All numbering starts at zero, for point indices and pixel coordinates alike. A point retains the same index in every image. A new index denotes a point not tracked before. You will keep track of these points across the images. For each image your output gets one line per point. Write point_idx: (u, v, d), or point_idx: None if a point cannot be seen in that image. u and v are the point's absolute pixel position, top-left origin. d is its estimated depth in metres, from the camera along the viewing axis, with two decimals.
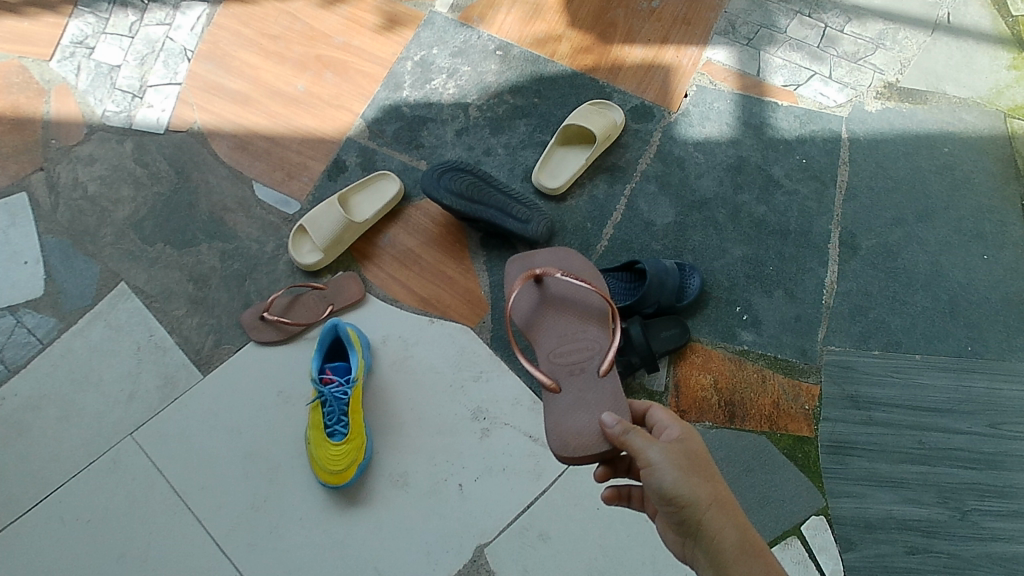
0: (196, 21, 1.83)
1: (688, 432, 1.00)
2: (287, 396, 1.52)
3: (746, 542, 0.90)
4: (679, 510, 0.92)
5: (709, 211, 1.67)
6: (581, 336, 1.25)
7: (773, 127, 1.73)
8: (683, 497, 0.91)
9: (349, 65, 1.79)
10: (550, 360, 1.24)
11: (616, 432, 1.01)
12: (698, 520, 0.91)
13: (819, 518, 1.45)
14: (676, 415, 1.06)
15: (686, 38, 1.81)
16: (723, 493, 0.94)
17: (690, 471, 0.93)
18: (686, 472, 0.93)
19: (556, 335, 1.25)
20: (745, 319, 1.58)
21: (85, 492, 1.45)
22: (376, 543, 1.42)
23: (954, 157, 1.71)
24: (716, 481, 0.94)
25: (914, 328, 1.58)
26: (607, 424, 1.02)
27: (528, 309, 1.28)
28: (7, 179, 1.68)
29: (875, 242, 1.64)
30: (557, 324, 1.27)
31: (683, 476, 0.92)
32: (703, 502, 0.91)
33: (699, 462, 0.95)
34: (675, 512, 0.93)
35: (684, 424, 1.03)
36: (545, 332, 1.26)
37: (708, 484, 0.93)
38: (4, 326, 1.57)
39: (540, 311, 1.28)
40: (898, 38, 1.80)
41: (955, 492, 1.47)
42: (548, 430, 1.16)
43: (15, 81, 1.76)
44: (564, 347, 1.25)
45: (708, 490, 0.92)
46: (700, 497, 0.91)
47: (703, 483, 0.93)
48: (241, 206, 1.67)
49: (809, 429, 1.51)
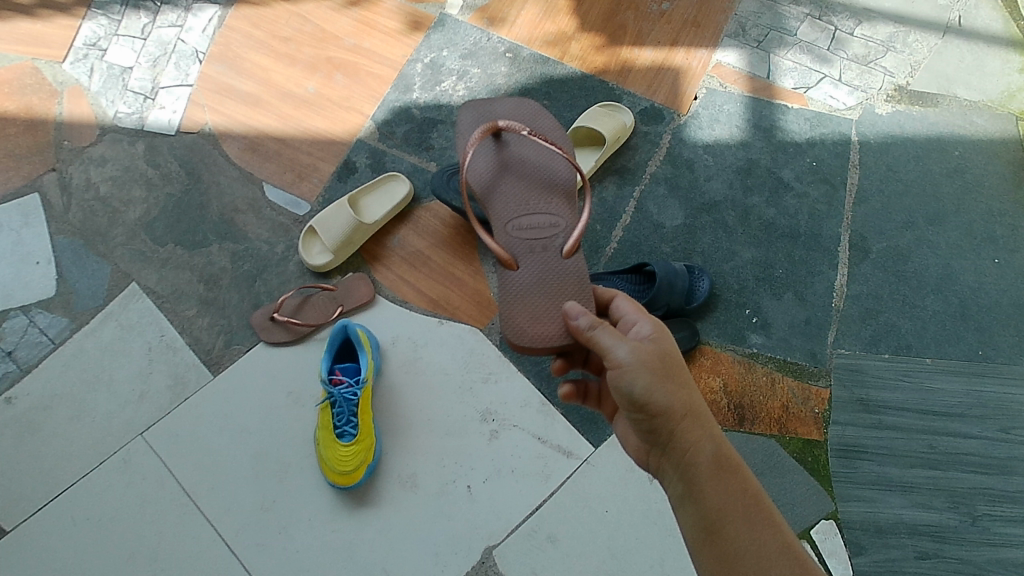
0: (208, 23, 1.84)
1: (661, 334, 1.03)
2: (296, 397, 1.53)
3: (718, 455, 0.95)
4: (650, 418, 0.97)
5: (719, 213, 1.67)
6: (540, 209, 1.25)
7: (783, 129, 1.73)
8: (657, 405, 0.95)
9: (359, 68, 1.80)
10: (507, 232, 1.23)
11: (582, 328, 1.02)
12: (672, 429, 0.96)
13: (829, 523, 1.45)
14: (642, 308, 1.10)
15: (696, 41, 1.81)
16: (694, 401, 0.98)
17: (663, 377, 0.97)
18: (660, 379, 0.96)
19: (516, 207, 1.25)
20: (755, 321, 1.58)
21: (96, 491, 1.46)
22: (385, 544, 1.43)
23: (965, 160, 1.70)
24: (688, 388, 0.98)
25: (924, 331, 1.57)
26: (574, 318, 1.03)
27: (494, 190, 1.27)
28: (20, 180, 1.69)
29: (886, 245, 1.64)
30: (514, 189, 1.27)
31: (655, 383, 0.96)
32: (676, 412, 0.96)
33: (673, 368, 0.99)
34: (646, 418, 0.97)
35: (652, 319, 1.07)
36: (501, 202, 1.26)
37: (681, 391, 0.97)
38: (16, 326, 1.58)
39: (505, 190, 1.27)
40: (909, 40, 1.80)
41: (966, 497, 1.46)
42: (503, 308, 1.17)
43: (28, 82, 1.77)
44: (524, 224, 1.24)
45: (681, 399, 0.96)
46: (674, 406, 0.96)
47: (676, 392, 0.96)
48: (251, 207, 1.68)
49: (819, 433, 1.50)
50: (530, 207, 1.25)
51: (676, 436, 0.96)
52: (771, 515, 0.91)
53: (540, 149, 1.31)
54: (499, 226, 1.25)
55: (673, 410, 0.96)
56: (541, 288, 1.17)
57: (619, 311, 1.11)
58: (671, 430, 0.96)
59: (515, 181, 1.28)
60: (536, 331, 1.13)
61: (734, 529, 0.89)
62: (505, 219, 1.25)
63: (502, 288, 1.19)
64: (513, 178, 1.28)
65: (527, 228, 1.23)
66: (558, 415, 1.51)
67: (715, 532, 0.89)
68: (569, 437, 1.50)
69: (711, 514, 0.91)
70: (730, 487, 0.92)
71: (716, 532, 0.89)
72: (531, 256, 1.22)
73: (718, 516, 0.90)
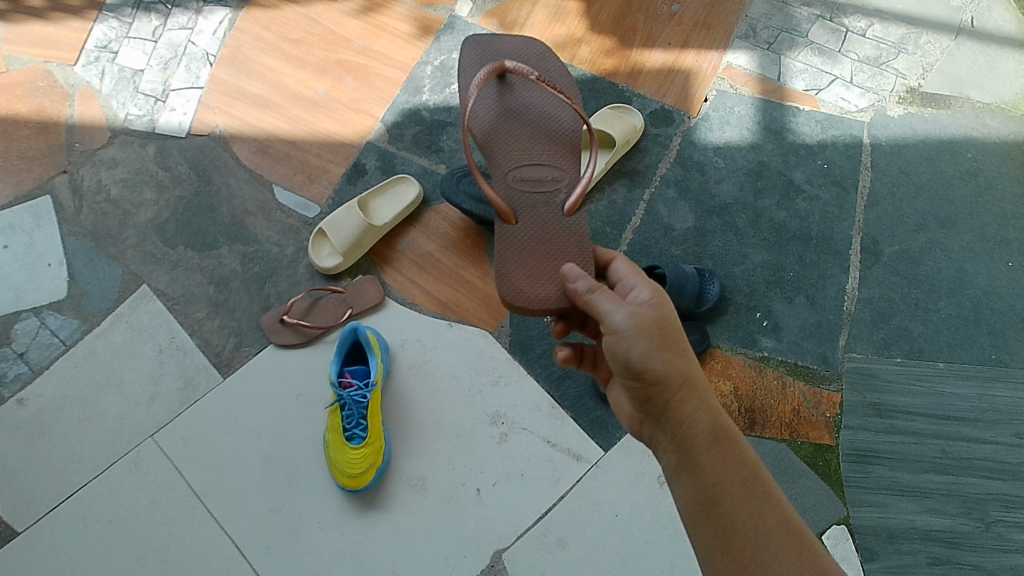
0: (218, 26, 1.84)
1: (661, 300, 1.02)
2: (306, 399, 1.53)
3: (715, 427, 0.94)
4: (647, 386, 0.96)
5: (729, 216, 1.66)
6: (543, 162, 1.26)
7: (794, 131, 1.72)
8: (655, 372, 0.94)
9: (369, 70, 1.80)
10: (508, 183, 1.24)
11: (580, 292, 1.03)
12: (669, 398, 0.95)
13: (840, 528, 1.43)
14: (641, 274, 1.10)
15: (706, 42, 1.80)
16: (693, 370, 0.97)
17: (661, 345, 0.96)
18: (659, 346, 0.95)
19: (518, 157, 1.26)
20: (765, 325, 1.57)
21: (106, 492, 1.46)
22: (394, 547, 1.42)
23: (978, 163, 1.69)
24: (687, 358, 0.97)
25: (937, 335, 1.56)
26: (574, 282, 1.04)
27: (498, 137, 1.28)
28: (32, 182, 1.70)
29: (898, 248, 1.62)
30: (514, 142, 1.27)
31: (653, 350, 0.95)
32: (673, 381, 0.95)
33: (672, 336, 0.97)
34: (643, 385, 0.96)
35: (652, 285, 1.06)
36: (503, 155, 1.26)
37: (680, 360, 0.96)
38: (28, 328, 1.58)
39: (509, 138, 1.27)
40: (921, 42, 1.79)
41: (979, 503, 1.45)
42: (500, 259, 1.19)
43: (40, 84, 1.77)
44: (526, 176, 1.25)
45: (679, 368, 0.95)
46: (672, 373, 0.95)
47: (675, 360, 0.96)
48: (261, 210, 1.68)
49: (831, 438, 1.49)
50: (530, 162, 1.26)
51: (673, 407, 0.95)
52: (770, 489, 0.90)
53: (543, 101, 1.31)
54: (499, 180, 1.25)
55: (670, 379, 0.95)
56: (539, 247, 1.19)
57: (618, 275, 1.12)
58: (668, 400, 0.96)
59: (516, 134, 1.28)
60: (532, 290, 1.14)
61: (732, 503, 0.88)
62: (505, 173, 1.25)
63: (501, 242, 1.19)
64: (514, 131, 1.28)
65: (528, 184, 1.24)
66: (567, 419, 1.51)
67: (712, 504, 0.89)
68: (579, 441, 1.49)
69: (708, 487, 0.90)
70: (728, 459, 0.92)
71: (713, 505, 0.89)
72: (530, 212, 1.23)
73: (715, 489, 0.89)
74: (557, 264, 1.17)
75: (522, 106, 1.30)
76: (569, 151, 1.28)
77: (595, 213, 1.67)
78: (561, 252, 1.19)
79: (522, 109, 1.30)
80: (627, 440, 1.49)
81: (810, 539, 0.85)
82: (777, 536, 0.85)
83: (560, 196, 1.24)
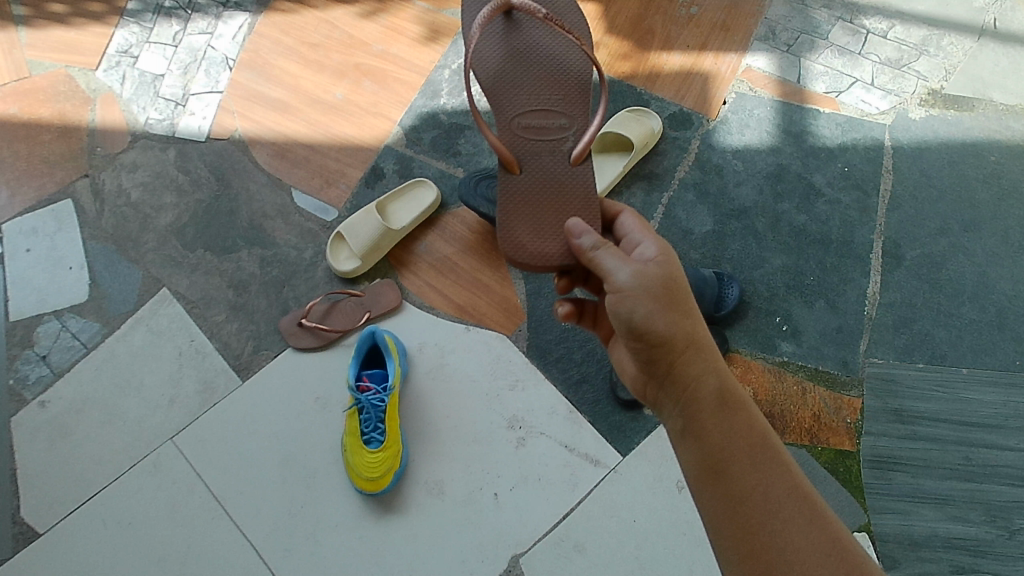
0: (238, 30, 1.85)
1: (668, 259, 0.99)
2: (324, 402, 1.53)
3: (722, 390, 0.93)
4: (651, 347, 0.95)
5: (748, 219, 1.65)
6: (549, 110, 1.22)
7: (814, 134, 1.71)
8: (659, 333, 0.93)
9: (387, 74, 1.80)
10: (511, 133, 1.21)
11: (585, 248, 1.02)
12: (673, 360, 0.94)
13: (861, 536, 1.42)
14: (647, 229, 1.08)
15: (725, 45, 1.79)
16: (699, 332, 0.96)
17: (666, 305, 0.94)
18: (664, 307, 0.93)
19: (524, 106, 1.22)
20: (785, 329, 1.56)
21: (126, 494, 1.47)
22: (411, 551, 1.42)
23: (1000, 166, 1.67)
24: (694, 320, 0.96)
25: (960, 340, 1.54)
26: (579, 242, 1.03)
27: (504, 86, 1.23)
28: (54, 186, 1.71)
29: (920, 252, 1.60)
30: (519, 88, 1.23)
31: (657, 313, 0.93)
32: (678, 343, 0.93)
33: (677, 297, 0.95)
34: (647, 347, 0.95)
35: (660, 241, 1.04)
36: (508, 104, 1.22)
37: (686, 321, 0.94)
38: (49, 331, 1.59)
39: (515, 86, 1.23)
40: (943, 44, 1.77)
41: (1003, 511, 1.43)
42: (502, 214, 1.17)
43: (62, 89, 1.79)
44: (532, 125, 1.21)
45: (684, 330, 0.94)
46: (677, 335, 0.93)
47: (681, 322, 0.94)
48: (280, 213, 1.69)
49: (851, 444, 1.48)
50: (536, 111, 1.22)
51: (678, 369, 0.94)
52: (778, 454, 0.89)
53: (550, 42, 1.25)
54: (502, 127, 1.21)
55: (674, 341, 0.93)
56: (543, 200, 1.17)
57: (625, 230, 1.11)
58: (672, 362, 0.94)
59: (520, 79, 1.24)
60: (535, 247, 1.13)
61: (739, 469, 0.87)
62: (509, 120, 1.22)
63: (503, 195, 1.17)
64: (519, 76, 1.23)
65: (533, 133, 1.20)
66: (585, 423, 1.50)
67: (717, 470, 0.88)
68: (597, 446, 1.49)
69: (714, 453, 0.89)
70: (734, 424, 0.90)
71: (719, 471, 0.87)
72: (534, 162, 1.20)
73: (722, 455, 0.88)
74: (562, 219, 1.15)
75: (528, 48, 1.25)
76: (577, 97, 1.23)
77: None
78: (566, 205, 1.16)
79: (528, 58, 1.25)
80: (646, 446, 1.48)
81: (817, 503, 0.84)
82: (784, 502, 0.84)
83: (566, 145, 1.20)
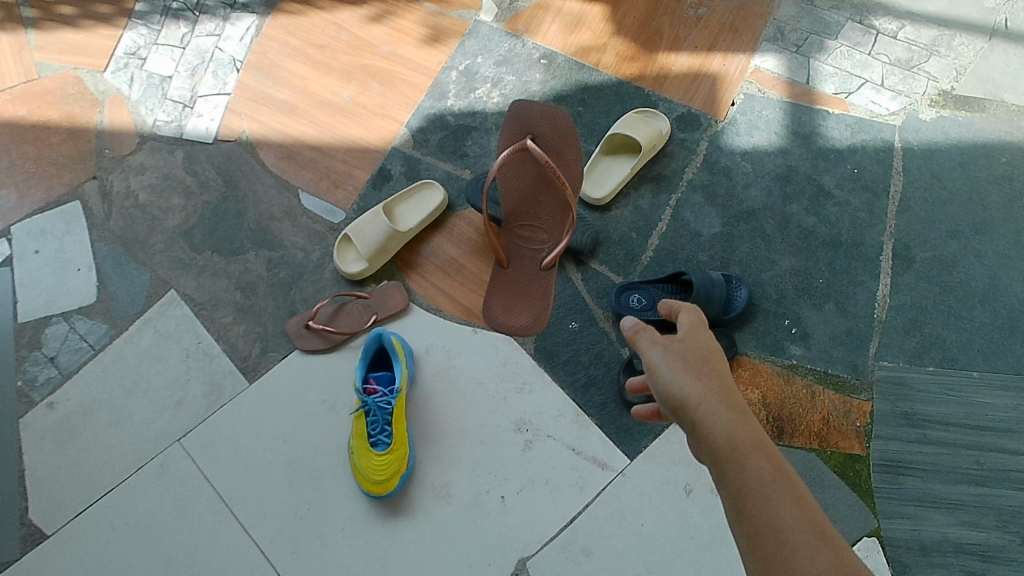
0: (245, 32, 1.85)
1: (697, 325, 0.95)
2: (331, 404, 1.53)
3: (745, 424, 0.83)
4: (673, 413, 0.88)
5: (757, 221, 1.64)
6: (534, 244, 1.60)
7: (823, 135, 1.70)
8: (677, 398, 0.87)
9: (394, 76, 1.80)
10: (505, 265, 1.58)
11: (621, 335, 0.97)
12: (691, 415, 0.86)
13: (871, 540, 1.40)
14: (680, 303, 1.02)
15: (733, 46, 1.78)
16: (724, 394, 0.87)
17: (683, 371, 0.89)
18: (681, 372, 0.89)
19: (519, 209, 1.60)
20: (794, 332, 1.55)
21: (134, 496, 1.47)
22: (417, 554, 1.42)
23: (1012, 167, 1.65)
24: (716, 382, 0.88)
25: (970, 343, 1.53)
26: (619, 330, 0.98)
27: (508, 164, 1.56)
28: (62, 187, 1.72)
29: (931, 254, 1.59)
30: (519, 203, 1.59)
31: (666, 369, 0.90)
32: (692, 401, 0.86)
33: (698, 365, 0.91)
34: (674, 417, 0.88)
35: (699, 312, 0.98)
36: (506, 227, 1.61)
37: (698, 379, 0.88)
38: (58, 332, 1.60)
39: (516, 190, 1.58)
40: (954, 44, 1.76)
41: (1015, 516, 1.41)
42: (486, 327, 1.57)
43: (70, 91, 1.80)
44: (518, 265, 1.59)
45: (699, 387, 0.87)
46: (690, 394, 0.86)
47: (695, 383, 0.88)
48: (287, 215, 1.69)
49: (861, 447, 1.47)
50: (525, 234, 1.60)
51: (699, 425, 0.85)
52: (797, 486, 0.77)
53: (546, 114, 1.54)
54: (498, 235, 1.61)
55: (688, 400, 0.86)
56: (517, 288, 1.57)
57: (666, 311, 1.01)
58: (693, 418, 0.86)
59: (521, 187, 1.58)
60: (504, 319, 1.55)
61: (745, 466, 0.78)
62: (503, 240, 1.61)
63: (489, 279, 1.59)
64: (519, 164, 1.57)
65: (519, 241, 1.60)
66: (593, 426, 1.50)
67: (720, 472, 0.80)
68: (605, 449, 1.48)
69: (721, 453, 0.80)
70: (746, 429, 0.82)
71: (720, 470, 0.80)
72: (517, 262, 1.59)
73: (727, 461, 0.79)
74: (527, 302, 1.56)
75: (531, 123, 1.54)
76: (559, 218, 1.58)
77: (621, 218, 1.66)
78: (534, 290, 1.57)
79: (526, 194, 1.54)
80: (653, 449, 1.47)
81: (834, 536, 0.72)
82: (792, 526, 0.73)
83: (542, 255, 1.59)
